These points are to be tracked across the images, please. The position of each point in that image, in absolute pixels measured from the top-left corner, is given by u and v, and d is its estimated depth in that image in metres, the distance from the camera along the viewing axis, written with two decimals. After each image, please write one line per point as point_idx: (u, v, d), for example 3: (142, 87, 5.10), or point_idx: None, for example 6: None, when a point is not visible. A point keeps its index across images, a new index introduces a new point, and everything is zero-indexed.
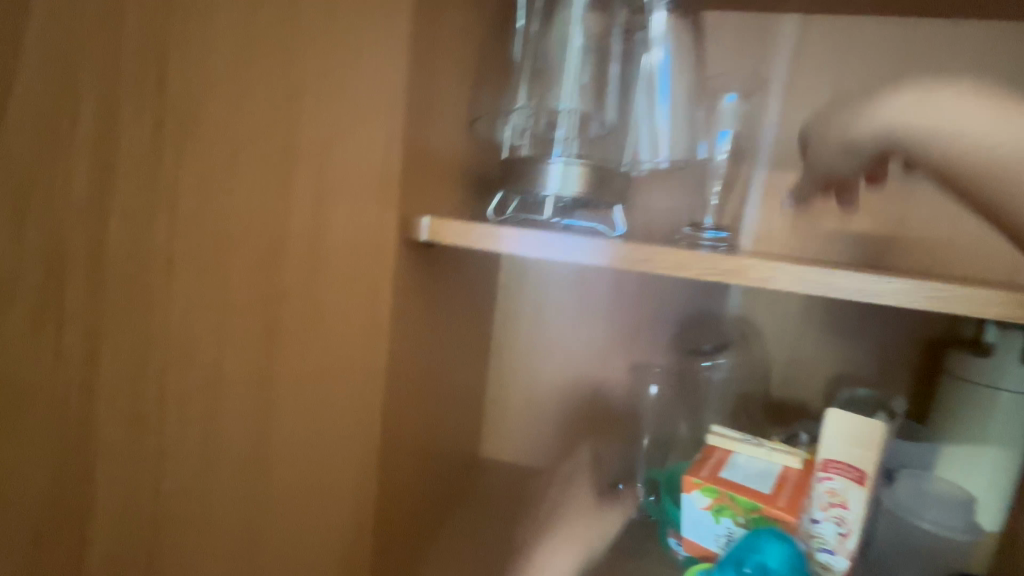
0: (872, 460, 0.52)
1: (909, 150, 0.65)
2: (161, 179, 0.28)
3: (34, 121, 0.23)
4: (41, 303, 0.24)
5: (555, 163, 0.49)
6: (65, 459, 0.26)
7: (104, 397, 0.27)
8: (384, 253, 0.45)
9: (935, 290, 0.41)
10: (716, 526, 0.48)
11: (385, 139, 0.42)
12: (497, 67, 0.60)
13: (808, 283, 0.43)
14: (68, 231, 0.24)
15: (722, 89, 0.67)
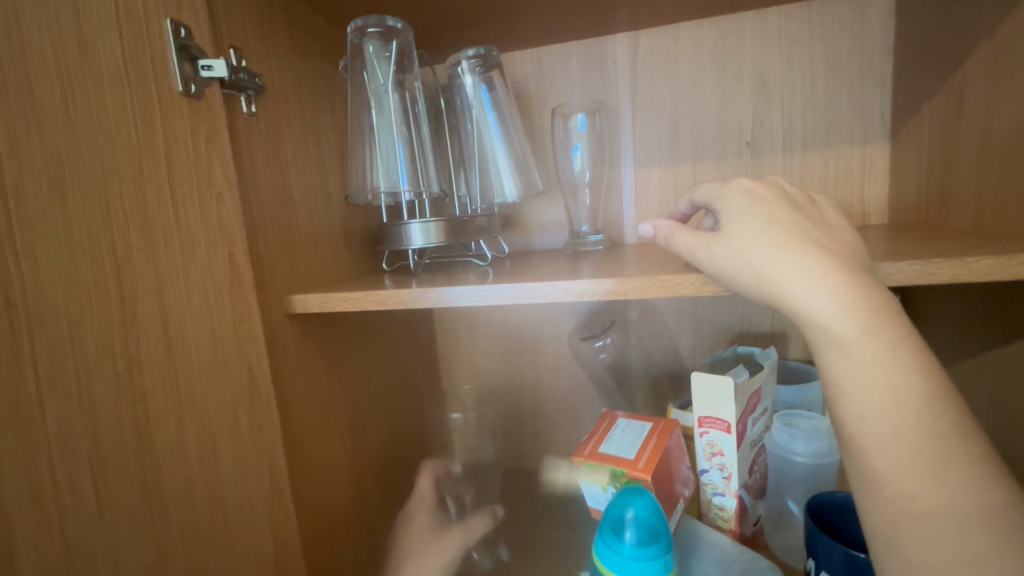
0: (733, 411, 0.59)
1: (746, 129, 0.74)
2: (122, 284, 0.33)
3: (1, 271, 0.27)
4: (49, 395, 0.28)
5: (412, 226, 0.59)
6: (88, 515, 0.30)
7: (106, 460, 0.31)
8: (302, 324, 0.53)
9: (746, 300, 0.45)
10: (605, 492, 0.59)
11: (281, 227, 0.51)
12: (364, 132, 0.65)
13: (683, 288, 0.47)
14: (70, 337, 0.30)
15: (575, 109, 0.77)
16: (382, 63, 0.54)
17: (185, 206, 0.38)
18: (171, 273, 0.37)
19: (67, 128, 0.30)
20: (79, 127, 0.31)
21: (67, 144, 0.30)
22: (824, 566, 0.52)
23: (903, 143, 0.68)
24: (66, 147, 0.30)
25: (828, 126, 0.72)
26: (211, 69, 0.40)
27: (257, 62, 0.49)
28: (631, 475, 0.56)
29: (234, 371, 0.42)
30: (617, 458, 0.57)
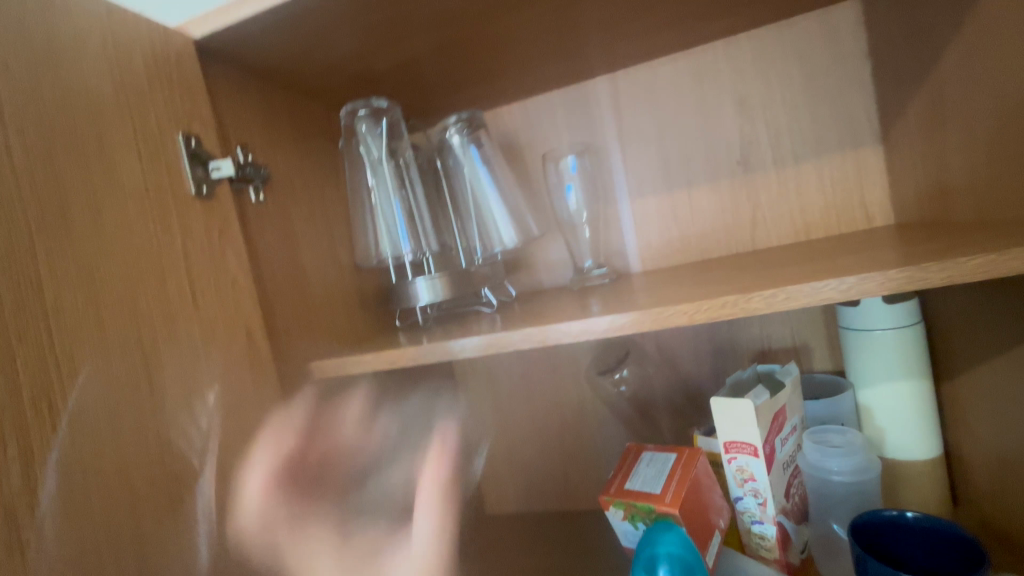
0: (758, 433, 0.58)
1: (735, 149, 0.76)
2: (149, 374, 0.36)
3: (43, 377, 0.30)
4: (86, 486, 0.31)
5: (419, 283, 0.62)
6: None
7: (141, 543, 0.33)
8: (324, 390, 0.55)
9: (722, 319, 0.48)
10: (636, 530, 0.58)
11: (297, 301, 0.54)
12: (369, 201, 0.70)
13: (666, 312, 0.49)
14: (104, 430, 0.33)
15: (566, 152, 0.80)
16: (375, 138, 0.59)
17: (204, 294, 0.42)
18: (196, 359, 0.40)
19: (96, 242, 0.34)
20: (107, 239, 0.35)
21: (96, 256, 0.34)
22: None
23: (895, 144, 0.68)
24: (96, 259, 0.34)
25: (817, 138, 0.73)
26: (220, 169, 0.44)
27: (264, 155, 0.54)
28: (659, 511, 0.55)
29: (258, 443, 0.44)
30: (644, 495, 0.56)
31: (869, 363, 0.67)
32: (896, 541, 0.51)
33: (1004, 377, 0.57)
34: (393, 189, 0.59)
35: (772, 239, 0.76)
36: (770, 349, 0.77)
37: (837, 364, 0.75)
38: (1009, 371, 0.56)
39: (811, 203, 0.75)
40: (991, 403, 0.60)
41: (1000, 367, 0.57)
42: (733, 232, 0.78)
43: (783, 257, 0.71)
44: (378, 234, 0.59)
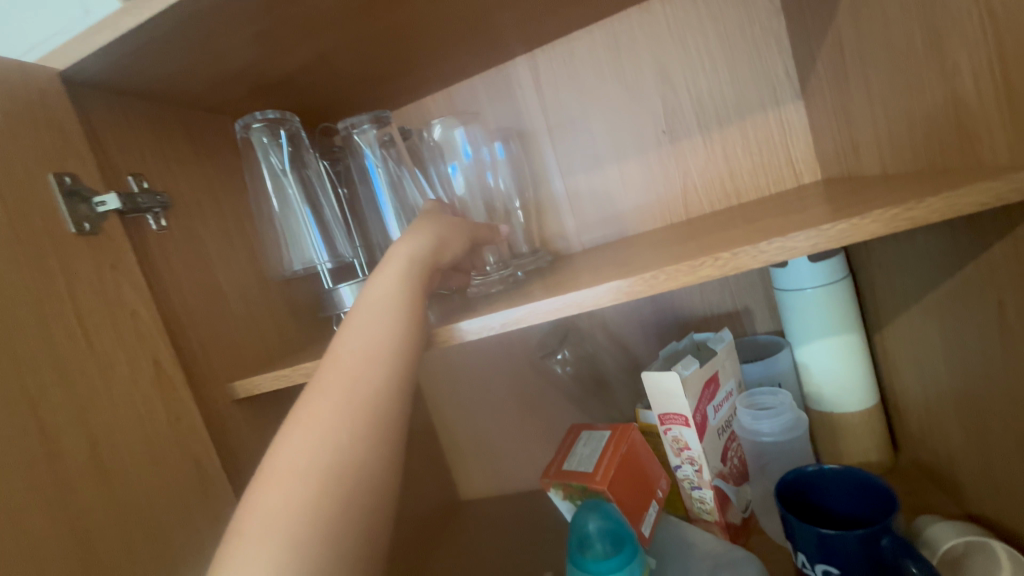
0: (686, 404, 0.59)
1: (660, 119, 0.75)
2: (43, 417, 0.37)
3: None
4: None
5: (342, 289, 0.62)
6: None
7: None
8: (253, 405, 0.56)
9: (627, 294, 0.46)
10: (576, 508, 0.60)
11: (215, 322, 0.55)
12: None
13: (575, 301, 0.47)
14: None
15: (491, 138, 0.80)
16: (276, 149, 0.59)
17: (99, 331, 0.42)
18: (94, 396, 0.40)
19: None
20: None
21: None
22: (802, 548, 0.51)
23: (813, 100, 0.68)
24: None
25: (738, 99, 0.72)
26: (105, 204, 0.44)
27: (161, 180, 0.53)
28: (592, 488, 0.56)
29: (177, 468, 0.45)
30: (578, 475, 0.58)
31: (801, 321, 0.68)
32: (823, 496, 0.53)
33: (921, 327, 0.57)
34: (301, 204, 0.60)
35: (703, 207, 0.76)
36: (710, 315, 0.78)
37: (776, 324, 0.76)
38: (926, 321, 0.56)
39: (738, 168, 0.74)
40: (912, 352, 0.61)
41: (916, 316, 0.58)
42: (665, 204, 0.78)
43: (711, 224, 0.71)
44: (286, 243, 0.60)
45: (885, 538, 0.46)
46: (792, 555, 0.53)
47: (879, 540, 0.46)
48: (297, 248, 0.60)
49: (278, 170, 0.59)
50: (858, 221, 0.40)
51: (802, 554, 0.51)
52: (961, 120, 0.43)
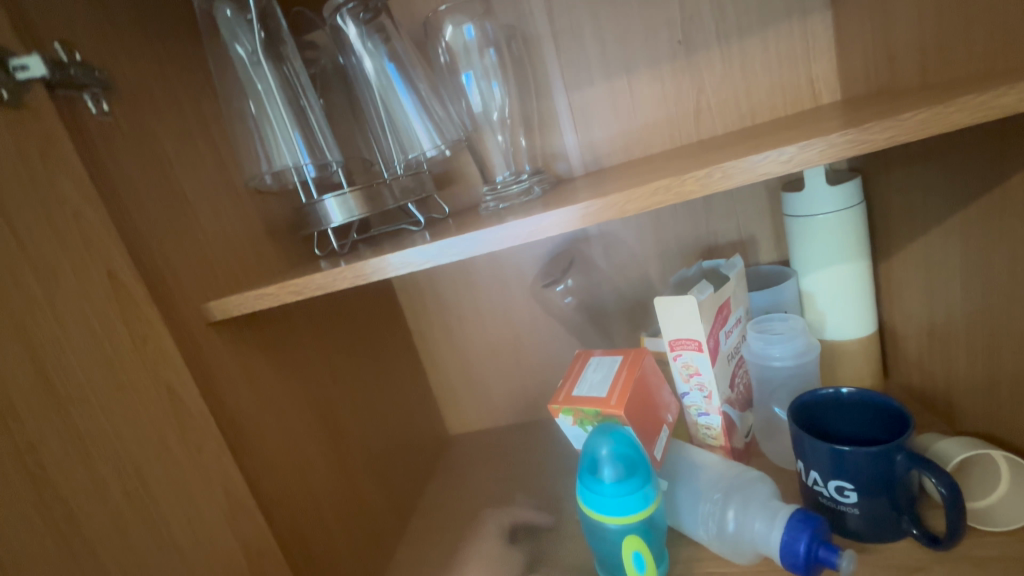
0: (701, 329, 0.57)
1: (677, 26, 0.68)
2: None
3: None
4: None
5: (327, 202, 0.55)
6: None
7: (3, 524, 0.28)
8: (233, 331, 0.50)
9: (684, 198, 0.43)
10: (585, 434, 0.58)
11: (183, 233, 0.47)
12: None
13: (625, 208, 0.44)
14: None
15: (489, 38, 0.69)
16: (246, 29, 0.49)
17: (32, 230, 0.34)
18: (34, 309, 0.33)
19: None
20: None
21: None
22: (814, 466, 0.50)
23: (844, 8, 0.62)
24: None
25: (763, 6, 0.66)
26: (27, 69, 0.35)
27: (97, 54, 0.43)
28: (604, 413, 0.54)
29: (147, 396, 0.39)
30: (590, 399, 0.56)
31: (809, 250, 0.66)
32: (831, 419, 0.53)
33: (938, 252, 0.56)
34: (282, 102, 0.51)
35: (716, 127, 0.71)
36: (715, 243, 0.75)
37: (781, 254, 0.74)
38: (945, 243, 0.55)
39: (757, 84, 0.69)
40: (921, 277, 0.60)
41: (932, 240, 0.56)
42: (676, 123, 0.72)
43: (726, 144, 0.67)
44: (267, 148, 0.50)
45: (900, 454, 0.46)
46: (801, 473, 0.53)
47: (893, 456, 0.46)
48: (268, 159, 0.50)
49: (251, 57, 0.50)
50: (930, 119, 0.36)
51: (815, 471, 0.51)
52: None
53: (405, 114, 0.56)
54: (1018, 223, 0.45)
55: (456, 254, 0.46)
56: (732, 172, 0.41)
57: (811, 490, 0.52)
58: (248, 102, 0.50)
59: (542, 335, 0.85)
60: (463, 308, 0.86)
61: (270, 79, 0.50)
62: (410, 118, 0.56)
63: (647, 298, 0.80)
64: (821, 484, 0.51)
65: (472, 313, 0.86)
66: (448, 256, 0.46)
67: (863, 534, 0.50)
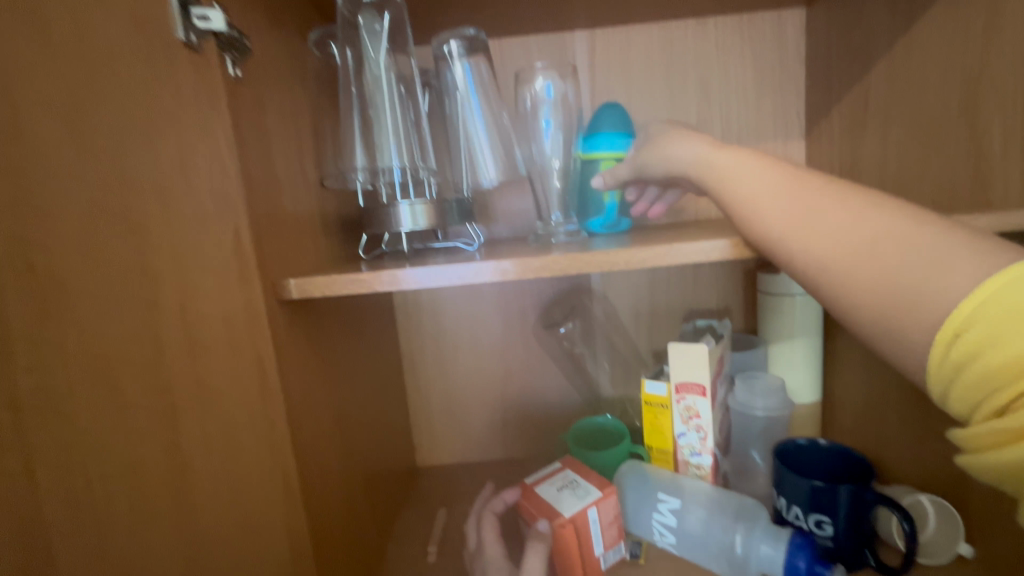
0: (707, 375, 0.65)
1: (692, 126, 0.82)
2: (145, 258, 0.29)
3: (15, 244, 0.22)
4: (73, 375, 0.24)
5: (402, 208, 0.57)
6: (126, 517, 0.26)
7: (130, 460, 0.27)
8: (293, 314, 0.48)
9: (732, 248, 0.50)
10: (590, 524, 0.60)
11: (274, 209, 0.47)
12: (335, 114, 0.62)
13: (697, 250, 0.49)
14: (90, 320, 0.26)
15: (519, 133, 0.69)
16: (374, 38, 0.56)
17: (193, 173, 0.34)
18: (184, 246, 0.32)
19: None
20: None
21: None
22: (795, 501, 0.59)
23: (816, 140, 0.80)
24: None
25: (758, 126, 0.82)
26: (207, 20, 0.34)
27: (241, 24, 0.44)
28: (531, 515, 0.61)
29: (245, 364, 0.38)
30: (532, 502, 0.63)
31: (782, 325, 0.78)
32: (806, 464, 0.63)
33: None
34: (389, 107, 0.57)
35: (712, 211, 0.84)
36: (699, 309, 0.86)
37: (749, 326, 0.87)
38: None
39: None
40: (864, 356, 0.74)
41: None
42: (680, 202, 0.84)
43: (723, 224, 0.79)
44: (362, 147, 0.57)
45: (868, 494, 0.56)
46: (783, 508, 0.61)
47: (863, 495, 0.56)
48: (363, 161, 0.57)
49: (363, 65, 0.57)
50: None
51: (797, 507, 0.59)
52: (976, 169, 0.55)
53: (483, 141, 0.62)
54: None
55: (546, 271, 0.49)
56: None
57: (789, 523, 0.61)
58: (358, 104, 0.57)
59: (533, 372, 0.88)
60: (459, 336, 0.87)
61: (381, 84, 0.57)
62: (486, 145, 0.62)
63: (634, 349, 0.87)
64: (800, 518, 0.59)
65: (467, 341, 0.87)
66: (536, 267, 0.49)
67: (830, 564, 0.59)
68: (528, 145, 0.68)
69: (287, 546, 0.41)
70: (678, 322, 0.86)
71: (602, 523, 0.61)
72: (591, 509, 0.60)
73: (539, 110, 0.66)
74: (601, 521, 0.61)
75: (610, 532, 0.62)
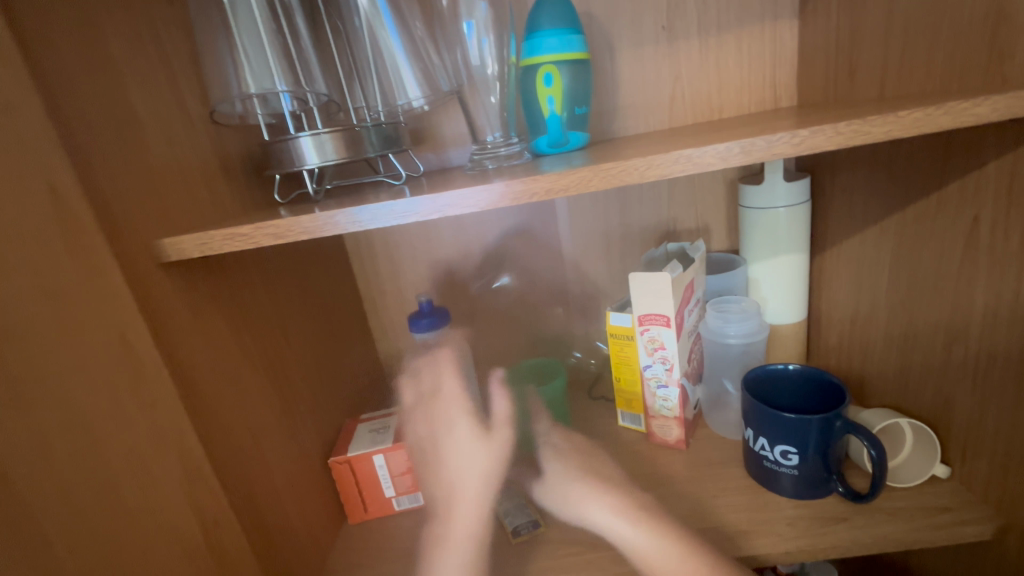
0: (671, 305, 0.59)
1: (662, 13, 0.69)
2: None
3: None
4: None
5: (304, 140, 0.49)
6: None
7: None
8: (184, 275, 0.43)
9: (707, 157, 0.40)
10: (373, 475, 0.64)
11: (136, 158, 0.40)
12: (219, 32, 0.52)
13: (655, 166, 0.40)
14: None
15: (444, 42, 0.58)
16: None
17: None
18: None
19: None
20: None
21: None
22: (762, 432, 0.56)
23: (811, 18, 0.67)
24: None
25: (742, 7, 0.69)
26: None
27: None
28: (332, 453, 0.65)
29: (95, 342, 0.33)
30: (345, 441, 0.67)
31: (762, 243, 0.71)
32: (779, 391, 0.59)
33: (871, 248, 0.63)
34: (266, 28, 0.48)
35: (686, 116, 0.73)
36: (676, 229, 0.79)
37: (732, 244, 0.80)
38: (877, 244, 0.61)
39: (728, 79, 0.72)
40: (853, 272, 0.66)
41: (868, 238, 0.63)
42: (650, 109, 0.73)
43: (698, 131, 0.69)
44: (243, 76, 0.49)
45: (839, 421, 0.52)
46: (750, 440, 0.58)
47: (833, 423, 0.52)
48: (251, 89, 0.49)
49: None
50: (921, 113, 0.39)
51: (763, 437, 0.56)
52: (991, 35, 0.44)
53: (396, 51, 0.52)
54: (950, 226, 0.52)
55: (466, 208, 0.41)
56: (747, 148, 0.39)
57: (758, 453, 0.58)
58: (226, 24, 0.49)
59: (500, 308, 0.83)
60: (421, 276, 0.81)
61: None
62: (400, 56, 0.53)
63: (605, 277, 0.81)
64: (766, 448, 0.56)
65: (428, 280, 0.81)
66: (451, 209, 0.41)
67: (797, 492, 0.56)
68: (452, 54, 0.58)
69: (195, 520, 0.40)
70: (653, 245, 0.79)
71: (391, 470, 0.63)
72: (375, 455, 0.62)
73: (458, 6, 0.57)
74: (390, 468, 0.63)
75: (402, 481, 0.64)
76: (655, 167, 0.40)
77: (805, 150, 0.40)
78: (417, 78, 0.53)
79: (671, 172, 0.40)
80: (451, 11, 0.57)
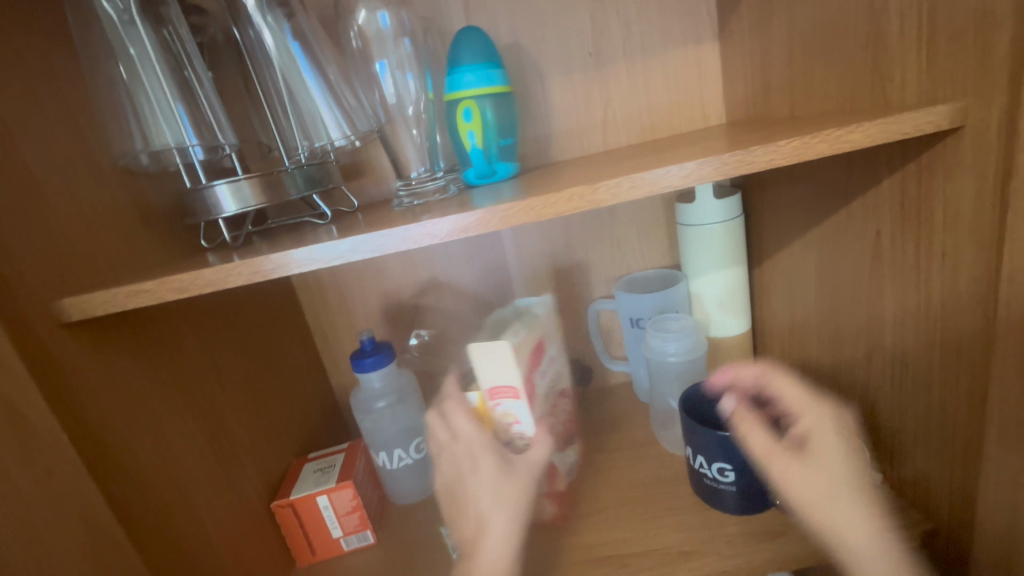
0: (517, 374, 0.55)
1: (588, 40, 0.71)
2: None
3: None
4: None
5: (219, 188, 0.49)
6: None
7: None
8: (92, 333, 0.42)
9: (614, 191, 0.41)
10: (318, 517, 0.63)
11: (34, 219, 0.39)
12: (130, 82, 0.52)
13: (562, 203, 0.41)
14: None
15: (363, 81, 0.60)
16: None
17: None
18: None
19: None
20: None
21: None
22: (700, 450, 0.56)
23: (730, 39, 0.70)
24: None
25: (664, 32, 0.71)
26: None
27: None
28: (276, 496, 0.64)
29: None
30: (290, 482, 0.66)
31: (698, 259, 0.72)
32: (717, 408, 0.60)
33: (799, 261, 0.64)
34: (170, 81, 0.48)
35: (619, 138, 0.75)
36: (620, 248, 0.80)
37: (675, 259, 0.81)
38: (805, 256, 0.63)
39: (657, 101, 0.74)
40: (787, 284, 0.68)
41: (796, 251, 0.64)
42: (584, 132, 0.75)
43: (629, 153, 0.70)
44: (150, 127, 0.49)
45: (770, 436, 0.53)
46: (690, 458, 0.59)
47: (765, 438, 0.53)
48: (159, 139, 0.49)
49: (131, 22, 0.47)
50: (807, 139, 0.40)
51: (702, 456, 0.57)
52: (875, 60, 0.46)
53: (314, 94, 0.53)
54: (861, 239, 0.53)
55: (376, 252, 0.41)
56: (640, 183, 0.40)
57: (700, 471, 0.58)
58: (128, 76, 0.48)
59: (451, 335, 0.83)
60: (368, 307, 0.81)
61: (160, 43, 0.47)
62: (317, 98, 0.53)
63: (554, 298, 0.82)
64: (705, 466, 0.57)
65: (376, 312, 0.81)
66: (363, 253, 0.41)
67: (740, 507, 0.57)
68: (370, 92, 0.60)
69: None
70: (598, 264, 0.80)
71: (336, 511, 0.62)
72: (319, 496, 0.61)
73: (371, 47, 0.59)
74: (335, 509, 0.62)
75: (349, 520, 0.63)
76: (564, 203, 0.41)
77: (703, 180, 0.41)
78: (337, 118, 0.54)
79: (579, 206, 0.41)
80: (364, 52, 0.59)
